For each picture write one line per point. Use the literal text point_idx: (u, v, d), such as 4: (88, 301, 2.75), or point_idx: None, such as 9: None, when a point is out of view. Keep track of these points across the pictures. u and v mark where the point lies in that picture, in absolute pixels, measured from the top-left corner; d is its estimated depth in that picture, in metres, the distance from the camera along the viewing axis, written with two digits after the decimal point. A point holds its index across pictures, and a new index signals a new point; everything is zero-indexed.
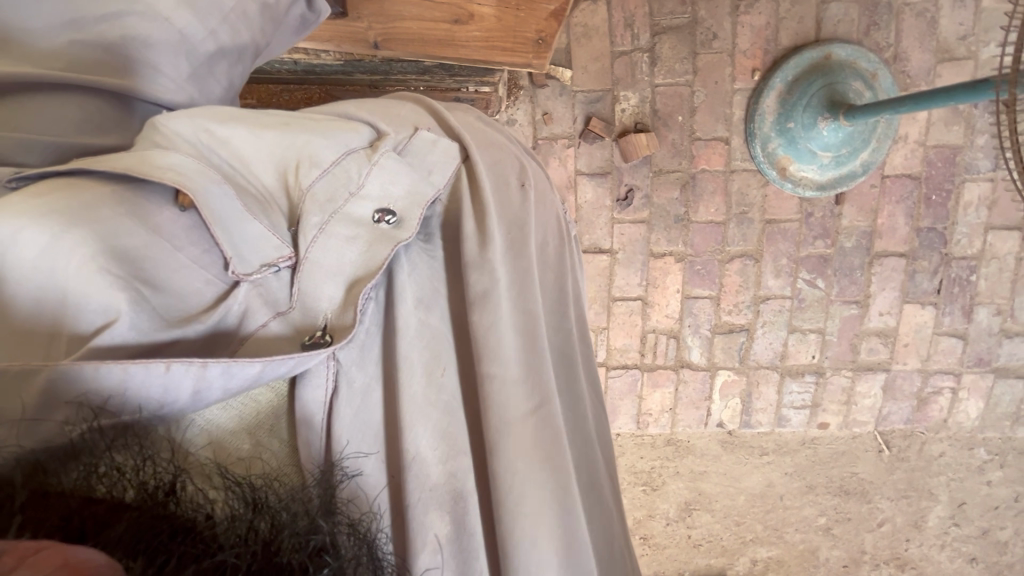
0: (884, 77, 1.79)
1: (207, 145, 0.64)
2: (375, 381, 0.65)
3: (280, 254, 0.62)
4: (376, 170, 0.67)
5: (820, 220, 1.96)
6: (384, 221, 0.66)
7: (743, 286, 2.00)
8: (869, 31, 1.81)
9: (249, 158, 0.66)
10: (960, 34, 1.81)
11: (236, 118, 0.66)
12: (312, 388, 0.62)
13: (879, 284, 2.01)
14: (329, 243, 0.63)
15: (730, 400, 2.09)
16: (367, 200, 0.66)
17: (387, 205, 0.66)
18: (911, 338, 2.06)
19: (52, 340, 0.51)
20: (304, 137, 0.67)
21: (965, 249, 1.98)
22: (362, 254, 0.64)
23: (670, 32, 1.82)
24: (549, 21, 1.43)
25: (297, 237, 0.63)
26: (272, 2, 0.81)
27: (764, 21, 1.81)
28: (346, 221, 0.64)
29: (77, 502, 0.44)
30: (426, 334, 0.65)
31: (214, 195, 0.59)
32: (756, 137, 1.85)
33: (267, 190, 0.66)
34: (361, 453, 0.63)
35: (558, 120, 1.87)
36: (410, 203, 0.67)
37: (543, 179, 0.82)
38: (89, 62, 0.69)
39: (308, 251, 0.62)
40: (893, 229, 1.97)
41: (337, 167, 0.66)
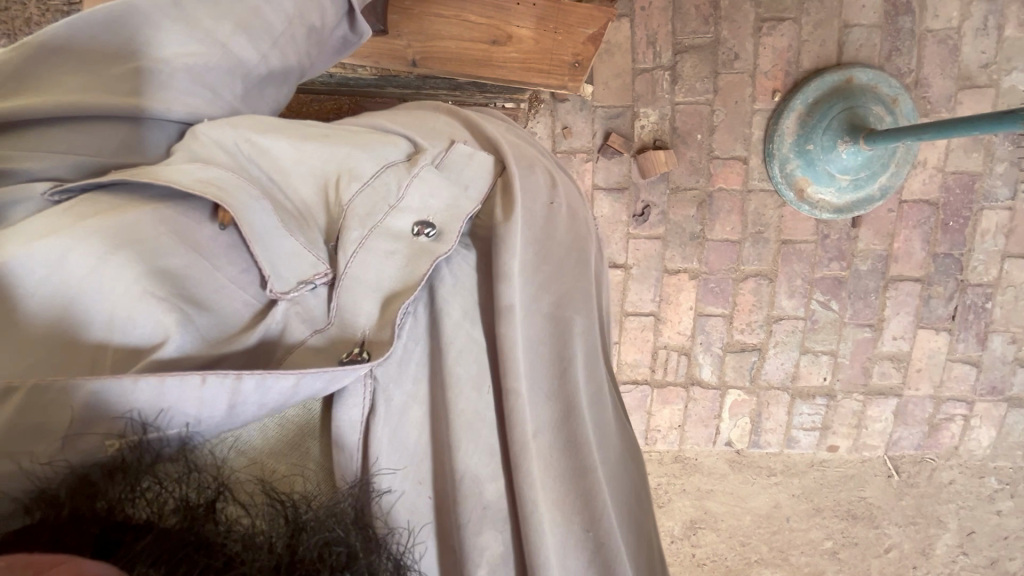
0: (904, 103, 1.79)
1: (247, 155, 0.66)
2: (412, 398, 0.64)
3: (315, 270, 0.62)
4: (418, 183, 0.68)
5: (835, 243, 1.96)
6: (423, 234, 0.66)
7: (757, 306, 2.00)
8: (891, 56, 1.82)
9: (289, 170, 0.68)
10: (982, 62, 1.82)
11: (279, 134, 0.68)
12: (348, 408, 0.61)
13: (893, 308, 2.01)
14: (370, 258, 0.64)
15: (740, 420, 2.08)
16: (406, 213, 0.67)
17: (427, 218, 0.67)
18: (924, 364, 2.05)
19: (95, 358, 0.52)
20: (345, 150, 0.69)
21: (980, 276, 1.98)
22: (400, 269, 0.64)
23: (692, 51, 1.83)
24: (586, 45, 1.46)
25: (336, 253, 0.64)
26: (318, 25, 0.82)
27: (786, 43, 1.82)
28: (386, 235, 0.65)
29: (118, 518, 0.44)
30: (470, 349, 0.65)
31: (254, 210, 0.60)
32: (774, 158, 1.85)
33: (306, 204, 0.67)
34: (395, 472, 0.62)
35: (577, 134, 1.88)
36: (451, 215, 0.68)
37: (576, 192, 0.82)
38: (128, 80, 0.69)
39: (346, 265, 0.63)
40: (909, 253, 1.96)
41: (377, 180, 0.68)
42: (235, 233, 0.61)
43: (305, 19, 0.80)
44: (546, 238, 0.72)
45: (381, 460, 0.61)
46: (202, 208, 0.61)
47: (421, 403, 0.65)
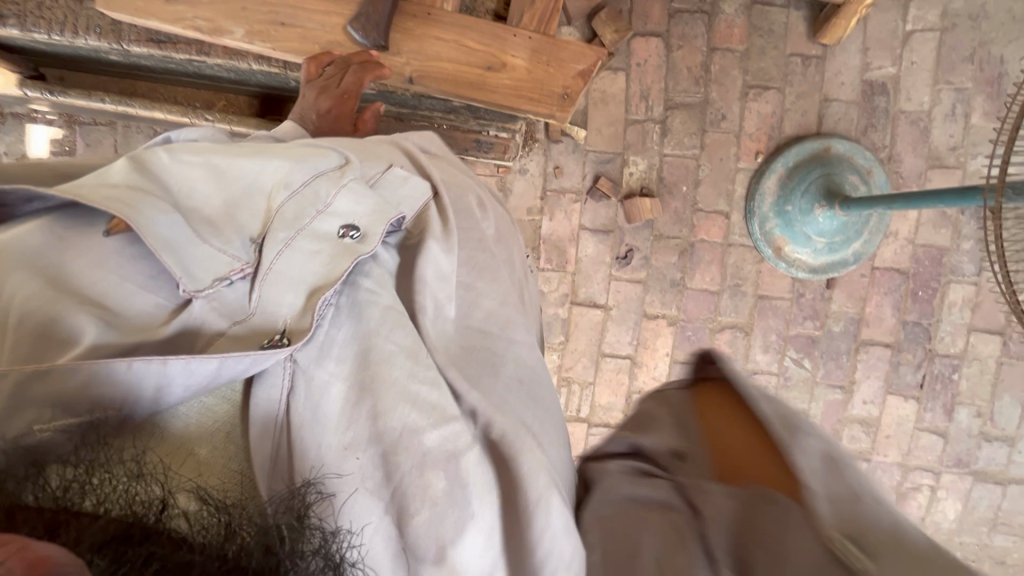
0: (878, 174, 1.89)
1: (163, 171, 0.66)
2: (336, 376, 0.62)
3: (232, 267, 0.63)
4: (350, 191, 0.72)
5: (810, 302, 2.00)
6: (349, 236, 0.69)
7: (732, 358, 2.02)
8: (866, 131, 1.93)
9: (209, 180, 0.68)
10: (950, 145, 1.94)
11: (216, 148, 0.71)
12: (267, 388, 0.61)
13: (864, 372, 2.04)
14: (295, 255, 0.66)
15: None
16: (333, 217, 0.70)
17: (353, 222, 0.70)
18: (892, 430, 2.07)
19: (23, 338, 0.54)
20: (274, 162, 0.71)
21: (948, 347, 2.03)
22: (325, 265, 0.66)
23: (682, 107, 1.90)
24: (576, 79, 1.51)
25: (261, 249, 0.65)
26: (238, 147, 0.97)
27: (770, 109, 1.91)
28: (311, 236, 0.68)
29: (41, 517, 0.43)
30: (401, 326, 0.65)
31: (160, 222, 0.60)
32: (754, 216, 1.92)
33: (220, 213, 0.67)
34: (326, 449, 0.61)
35: (568, 175, 1.93)
36: (376, 219, 0.72)
37: (506, 220, 0.98)
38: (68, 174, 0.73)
39: (270, 262, 0.64)
40: (880, 318, 2.01)
41: (305, 188, 0.70)
42: (124, 240, 0.62)
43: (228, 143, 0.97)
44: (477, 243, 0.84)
45: (323, 461, 0.60)
46: (102, 218, 0.62)
47: (344, 382, 0.62)
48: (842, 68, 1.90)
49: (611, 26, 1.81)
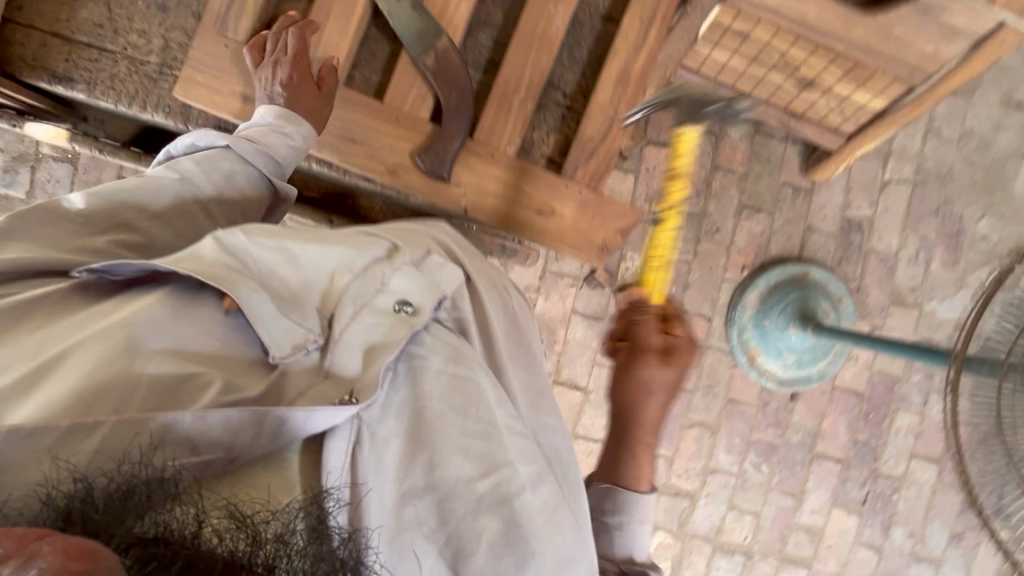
0: (847, 304, 2.07)
1: (256, 256, 0.86)
2: (394, 435, 0.82)
3: (315, 336, 0.82)
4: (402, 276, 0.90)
5: (774, 410, 2.12)
6: (402, 310, 0.87)
7: (696, 454, 2.11)
8: (840, 262, 2.11)
9: (288, 265, 0.87)
10: (911, 285, 2.14)
11: (296, 237, 0.90)
12: (338, 441, 0.77)
13: (814, 482, 2.16)
14: (359, 326, 0.84)
15: (662, 563, 2.13)
16: (390, 294, 0.88)
17: (406, 298, 0.88)
18: (834, 541, 2.19)
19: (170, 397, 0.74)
20: (343, 250, 0.90)
21: (891, 468, 2.18)
22: (385, 333, 0.84)
23: (681, 215, 2.04)
24: (615, 235, 1.64)
25: (331, 323, 0.84)
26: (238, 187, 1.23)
27: (760, 229, 2.07)
28: (373, 311, 0.86)
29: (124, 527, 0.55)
30: (448, 394, 0.85)
31: (255, 301, 0.80)
32: (734, 324, 2.05)
33: (299, 291, 0.86)
34: (382, 488, 0.79)
35: (568, 260, 2.02)
36: (422, 295, 0.89)
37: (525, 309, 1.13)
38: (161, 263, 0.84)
39: (345, 330, 0.83)
40: (834, 434, 2.15)
41: (368, 273, 0.89)
42: (237, 315, 0.83)
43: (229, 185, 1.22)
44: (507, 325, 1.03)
45: (386, 498, 0.78)
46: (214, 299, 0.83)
47: (399, 438, 0.82)
48: (826, 203, 2.09)
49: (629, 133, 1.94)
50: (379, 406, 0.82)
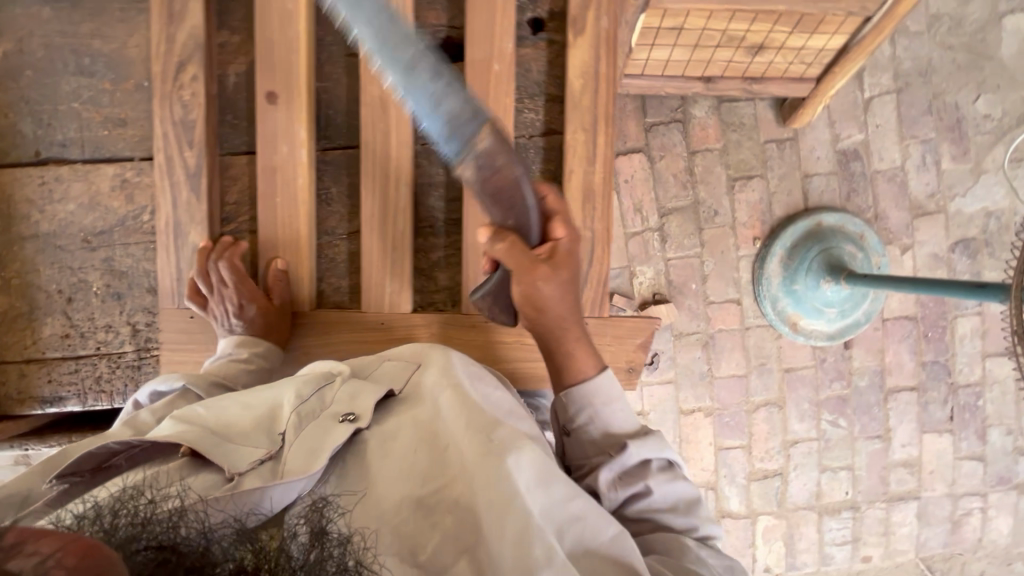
0: (870, 237, 1.98)
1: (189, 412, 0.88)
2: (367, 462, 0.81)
3: (261, 452, 0.78)
4: (343, 393, 0.89)
5: (833, 364, 2.07)
6: (346, 419, 0.84)
7: (771, 433, 2.07)
8: (850, 196, 2.02)
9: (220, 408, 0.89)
10: (928, 192, 2.04)
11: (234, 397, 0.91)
12: (286, 489, 0.73)
13: (896, 418, 2.10)
14: (310, 431, 0.81)
15: (774, 544, 2.12)
16: (342, 407, 0.87)
17: (351, 409, 0.86)
18: (935, 465, 2.14)
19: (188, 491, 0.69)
20: (284, 392, 0.90)
21: (968, 376, 2.11)
22: (334, 435, 0.80)
23: (676, 212, 1.96)
24: (636, 351, 1.20)
25: (283, 437, 0.81)
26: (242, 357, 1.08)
27: (757, 197, 1.99)
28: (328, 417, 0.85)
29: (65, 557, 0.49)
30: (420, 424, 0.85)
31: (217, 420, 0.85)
32: (765, 298, 1.98)
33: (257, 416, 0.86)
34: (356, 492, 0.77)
35: None
36: (364, 405, 0.87)
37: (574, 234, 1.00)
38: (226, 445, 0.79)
39: (291, 447, 0.78)
40: (900, 364, 2.09)
41: (317, 395, 0.89)
42: (197, 462, 0.79)
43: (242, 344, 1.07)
44: (469, 372, 0.95)
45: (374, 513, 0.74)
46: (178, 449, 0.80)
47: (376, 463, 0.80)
48: (815, 144, 2.00)
49: None
50: (352, 493, 0.76)
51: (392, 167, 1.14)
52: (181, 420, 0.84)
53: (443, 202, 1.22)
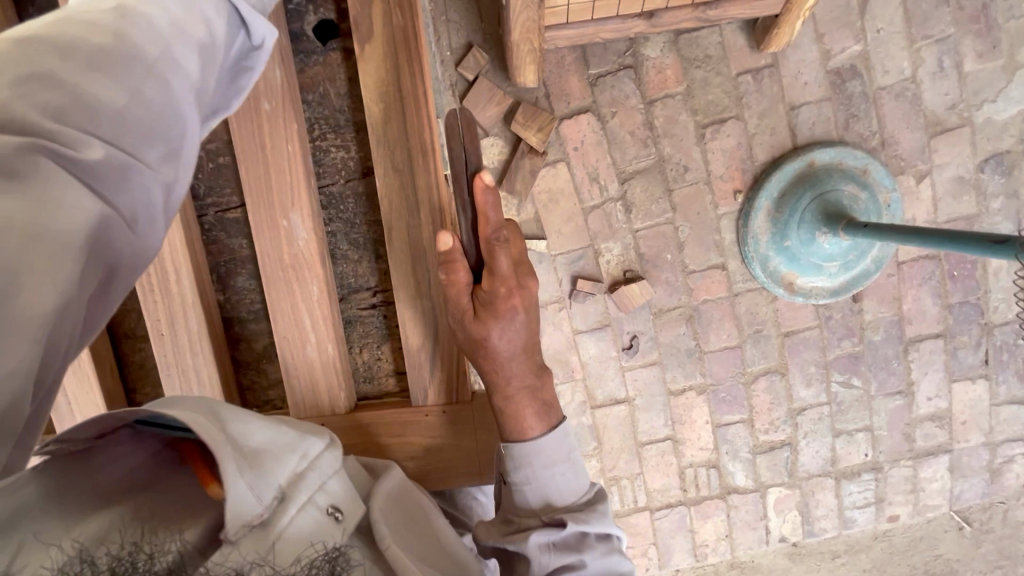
0: (876, 170, 1.67)
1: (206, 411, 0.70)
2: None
3: (253, 512, 0.65)
4: (336, 477, 0.78)
5: (841, 321, 1.83)
6: (332, 514, 0.73)
7: (775, 403, 1.87)
8: (848, 124, 1.69)
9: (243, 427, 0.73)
10: (948, 103, 1.69)
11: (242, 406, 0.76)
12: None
13: (920, 369, 1.86)
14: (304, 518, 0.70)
15: (788, 514, 1.94)
16: (331, 492, 0.75)
17: (338, 502, 0.75)
18: (968, 415, 1.91)
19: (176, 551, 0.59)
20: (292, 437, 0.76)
21: (1004, 315, 1.84)
22: (319, 537, 0.69)
23: (638, 175, 1.70)
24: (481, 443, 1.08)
25: (278, 509, 0.68)
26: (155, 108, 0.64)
27: (734, 142, 1.69)
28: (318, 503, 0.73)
29: None
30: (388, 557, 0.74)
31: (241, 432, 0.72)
32: (753, 260, 1.73)
33: (266, 449, 0.72)
34: None
35: (543, 286, 1.76)
36: (354, 505, 0.77)
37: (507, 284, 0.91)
38: (75, 91, 0.55)
39: (284, 527, 0.67)
40: (922, 311, 1.83)
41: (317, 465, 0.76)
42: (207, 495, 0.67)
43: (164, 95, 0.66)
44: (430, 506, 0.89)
45: None
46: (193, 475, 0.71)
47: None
48: (800, 67, 1.66)
49: (533, 125, 1.64)
50: None
51: (166, 256, 1.05)
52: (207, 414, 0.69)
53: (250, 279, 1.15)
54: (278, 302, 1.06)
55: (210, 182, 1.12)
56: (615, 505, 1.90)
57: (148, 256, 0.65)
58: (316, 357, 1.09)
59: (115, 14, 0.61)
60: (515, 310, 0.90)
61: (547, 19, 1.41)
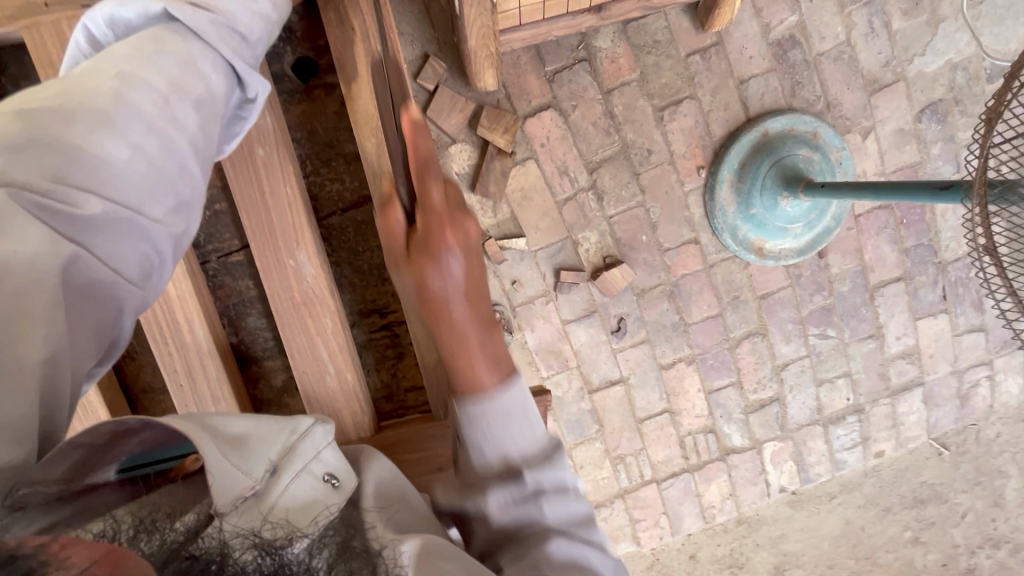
0: (825, 132, 1.76)
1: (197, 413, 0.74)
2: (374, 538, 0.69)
3: (244, 485, 0.67)
4: (332, 447, 0.78)
5: (810, 277, 1.93)
6: (330, 482, 0.74)
7: (760, 362, 1.96)
8: (795, 92, 1.78)
9: (229, 419, 0.75)
10: (882, 62, 1.79)
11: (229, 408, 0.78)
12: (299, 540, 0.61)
13: (887, 313, 1.99)
14: (293, 489, 0.70)
15: (784, 465, 2.04)
16: (325, 462, 0.75)
17: (334, 471, 0.75)
18: (934, 348, 2.05)
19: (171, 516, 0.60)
20: (278, 422, 0.78)
21: (955, 252, 1.98)
22: (307, 504, 0.70)
23: (605, 164, 1.75)
24: None
25: (269, 485, 0.69)
26: (160, 147, 0.72)
27: (691, 121, 1.76)
28: (308, 477, 0.72)
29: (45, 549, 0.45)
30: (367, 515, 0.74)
31: (227, 421, 0.74)
32: (724, 231, 1.80)
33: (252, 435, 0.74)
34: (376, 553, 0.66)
35: (528, 282, 1.80)
36: (351, 473, 0.77)
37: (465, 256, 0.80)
38: (77, 151, 0.65)
39: (277, 497, 0.68)
40: (882, 258, 1.95)
41: (306, 441, 0.76)
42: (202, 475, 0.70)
43: (154, 141, 0.71)
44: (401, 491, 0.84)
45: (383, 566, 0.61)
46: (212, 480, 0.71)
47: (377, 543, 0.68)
48: (744, 43, 1.74)
49: (498, 127, 1.67)
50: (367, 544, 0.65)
51: (177, 307, 1.11)
52: (190, 418, 0.71)
53: (258, 318, 1.27)
54: (293, 338, 1.13)
55: (209, 231, 1.23)
56: (623, 482, 1.96)
57: (142, 303, 0.75)
58: (337, 392, 1.15)
59: (114, 77, 0.72)
60: (451, 249, 0.78)
61: (501, 23, 1.44)
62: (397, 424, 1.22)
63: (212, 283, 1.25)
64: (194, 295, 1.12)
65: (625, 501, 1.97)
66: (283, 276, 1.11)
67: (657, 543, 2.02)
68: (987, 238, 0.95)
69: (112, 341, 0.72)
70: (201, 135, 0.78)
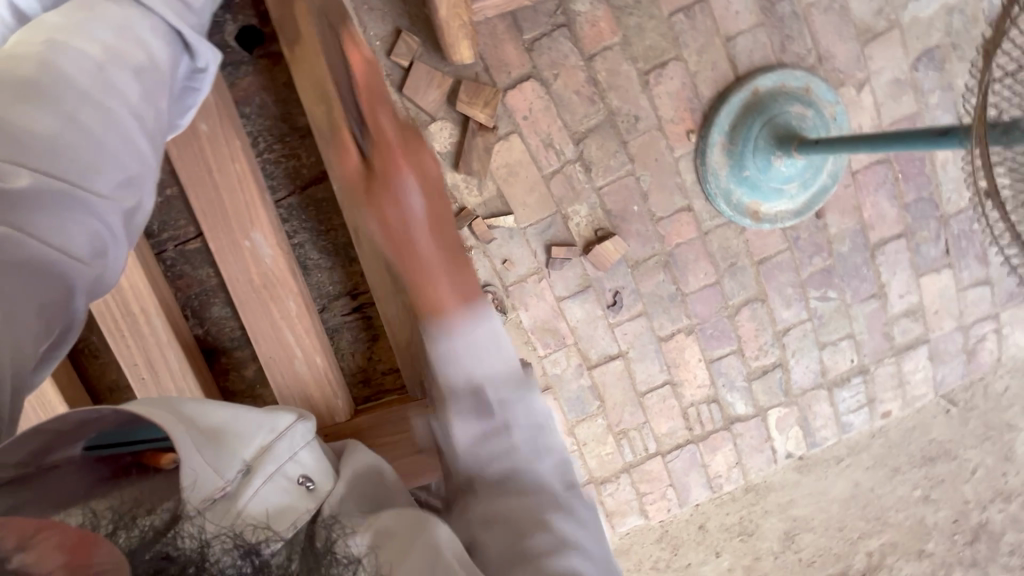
0: (817, 86, 1.70)
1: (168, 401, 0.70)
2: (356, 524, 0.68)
3: (215, 486, 0.63)
4: (309, 447, 0.74)
5: (809, 239, 1.89)
6: (305, 483, 0.70)
7: (760, 329, 1.93)
8: (784, 47, 1.71)
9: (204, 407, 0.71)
10: (874, 9, 1.72)
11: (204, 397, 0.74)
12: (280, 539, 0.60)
13: (889, 271, 1.94)
14: (270, 488, 0.66)
15: (790, 431, 2.01)
16: (301, 464, 0.72)
17: (309, 471, 0.71)
18: (939, 304, 2.00)
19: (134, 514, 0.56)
20: (255, 416, 0.74)
21: (957, 204, 1.93)
22: (284, 503, 0.66)
23: (592, 133, 1.70)
24: None
25: (242, 483, 0.65)
26: (99, 118, 0.69)
27: (678, 84, 1.70)
28: (284, 478, 0.69)
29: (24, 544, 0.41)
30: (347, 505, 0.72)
31: (204, 411, 0.70)
32: (716, 197, 1.75)
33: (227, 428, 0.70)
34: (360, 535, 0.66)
35: (519, 261, 1.76)
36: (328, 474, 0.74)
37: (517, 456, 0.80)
38: (8, 122, 0.62)
39: (248, 500, 0.64)
40: (881, 215, 1.90)
41: (283, 439, 0.72)
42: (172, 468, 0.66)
43: (91, 112, 0.68)
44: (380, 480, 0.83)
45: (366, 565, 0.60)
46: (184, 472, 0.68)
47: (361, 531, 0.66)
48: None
49: (478, 101, 1.62)
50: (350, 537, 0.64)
51: (131, 297, 1.08)
52: (161, 407, 0.67)
53: (224, 306, 1.25)
54: (258, 322, 1.10)
55: (165, 218, 1.20)
56: (628, 456, 1.95)
57: (102, 283, 0.72)
58: (308, 376, 1.13)
59: (43, 47, 0.69)
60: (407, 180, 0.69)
61: None
62: (374, 408, 1.19)
63: (172, 273, 1.23)
64: (145, 281, 1.09)
65: (630, 476, 1.96)
66: (244, 261, 1.08)
67: (665, 516, 2.01)
68: (988, 182, 0.90)
69: (67, 322, 0.67)
70: (145, 108, 0.75)
